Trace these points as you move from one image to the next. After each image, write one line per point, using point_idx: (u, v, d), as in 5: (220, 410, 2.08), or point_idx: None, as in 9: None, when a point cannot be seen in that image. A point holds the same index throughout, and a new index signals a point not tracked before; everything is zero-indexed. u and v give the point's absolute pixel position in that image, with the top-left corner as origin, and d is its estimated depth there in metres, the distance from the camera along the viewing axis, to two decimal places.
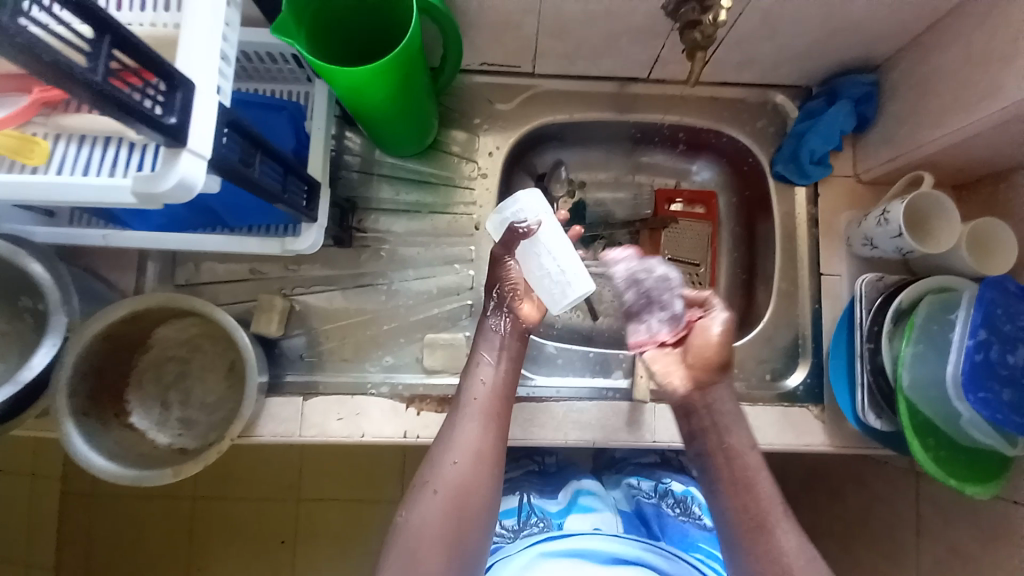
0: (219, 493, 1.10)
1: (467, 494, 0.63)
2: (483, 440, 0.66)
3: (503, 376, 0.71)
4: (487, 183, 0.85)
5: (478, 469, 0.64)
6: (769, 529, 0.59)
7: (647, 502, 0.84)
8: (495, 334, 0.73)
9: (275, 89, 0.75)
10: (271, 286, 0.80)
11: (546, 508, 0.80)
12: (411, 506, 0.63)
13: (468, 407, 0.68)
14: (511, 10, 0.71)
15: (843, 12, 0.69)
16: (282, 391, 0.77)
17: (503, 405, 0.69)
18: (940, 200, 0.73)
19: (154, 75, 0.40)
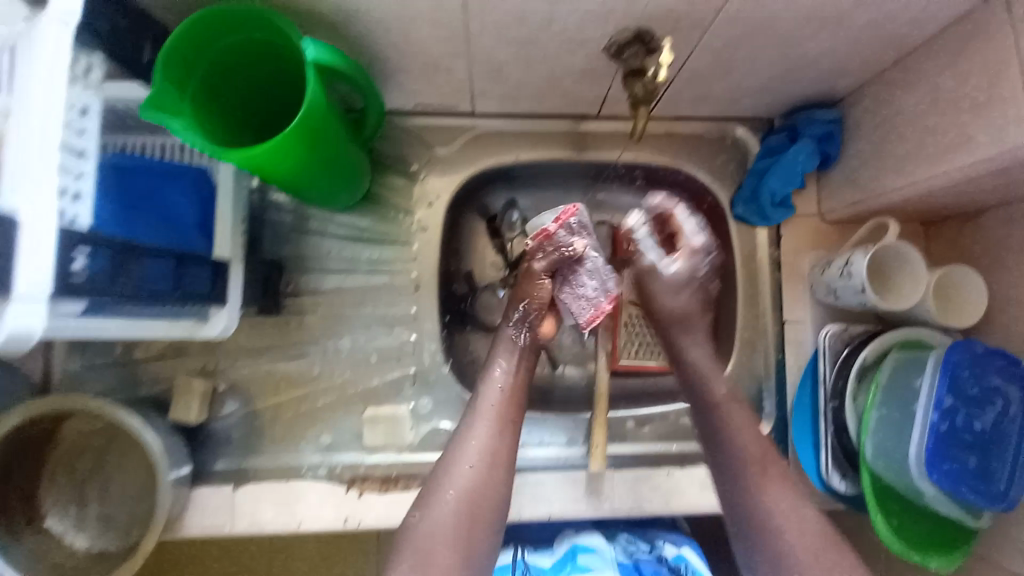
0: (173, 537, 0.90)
1: (482, 498, 0.59)
2: (495, 443, 0.61)
3: (520, 382, 0.66)
4: (427, 237, 0.78)
5: (491, 473, 0.60)
6: (767, 482, 0.61)
7: (647, 559, 0.77)
8: (511, 336, 0.68)
9: None
10: (191, 365, 0.72)
11: (540, 565, 0.76)
12: (425, 507, 0.58)
13: (481, 403, 0.64)
14: (434, 54, 0.62)
15: (802, 51, 0.62)
16: (211, 480, 0.71)
17: (516, 410, 0.64)
18: (903, 251, 0.69)
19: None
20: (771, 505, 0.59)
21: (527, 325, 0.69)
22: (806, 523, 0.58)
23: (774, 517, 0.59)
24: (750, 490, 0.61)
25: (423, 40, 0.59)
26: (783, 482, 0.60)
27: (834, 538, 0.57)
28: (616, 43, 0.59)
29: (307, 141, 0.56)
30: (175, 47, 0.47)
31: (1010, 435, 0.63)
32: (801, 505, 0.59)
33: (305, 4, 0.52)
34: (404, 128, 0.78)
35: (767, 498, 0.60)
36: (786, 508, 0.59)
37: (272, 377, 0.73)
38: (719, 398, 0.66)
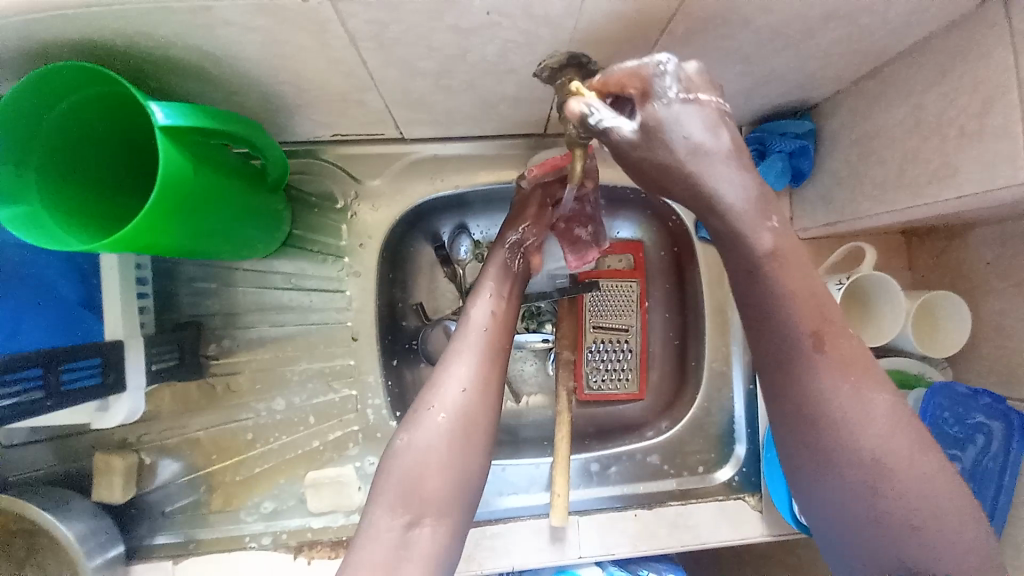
0: None
1: (473, 426, 0.51)
2: (487, 367, 0.54)
3: (507, 305, 0.59)
4: (363, 282, 0.71)
5: (483, 398, 0.53)
6: (824, 357, 0.42)
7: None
8: (503, 260, 0.61)
9: None
10: (115, 438, 0.67)
11: None
12: (411, 429, 0.50)
13: (471, 320, 0.56)
14: (338, 89, 0.53)
15: (764, 66, 0.53)
16: (149, 556, 0.66)
17: (507, 338, 0.57)
18: (883, 281, 0.62)
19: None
20: (826, 378, 0.42)
21: (522, 252, 0.62)
22: (887, 434, 0.41)
23: (832, 385, 0.42)
24: (805, 378, 0.43)
25: (318, 77, 0.50)
26: (860, 408, 0.42)
27: (926, 459, 0.41)
28: (548, 67, 0.50)
29: (188, 205, 0.48)
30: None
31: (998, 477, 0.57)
32: (873, 411, 0.42)
33: (162, 54, 0.43)
34: (327, 161, 0.69)
35: (826, 354, 0.43)
36: (887, 445, 0.41)
37: (210, 442, 0.69)
38: (760, 256, 0.43)
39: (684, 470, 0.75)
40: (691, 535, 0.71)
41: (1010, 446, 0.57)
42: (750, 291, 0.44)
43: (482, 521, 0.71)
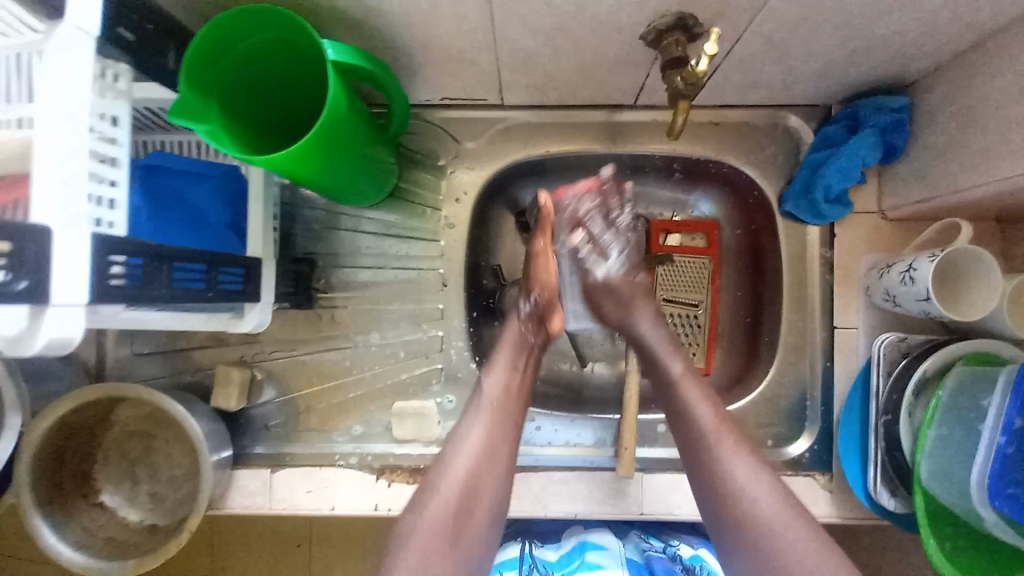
0: (233, 547, 0.99)
1: (479, 502, 0.56)
2: (493, 441, 0.60)
3: (516, 379, 0.65)
4: (455, 234, 0.78)
5: (489, 472, 0.58)
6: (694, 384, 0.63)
7: (659, 558, 0.75)
8: (518, 335, 0.69)
9: (185, 141, 0.64)
10: (233, 354, 0.76)
11: (546, 560, 0.75)
12: (419, 510, 0.55)
13: (479, 401, 0.62)
14: (462, 48, 0.60)
15: (866, 33, 0.55)
16: (250, 463, 0.75)
17: (518, 409, 0.64)
18: (980, 256, 0.61)
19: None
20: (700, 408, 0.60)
21: (536, 323, 0.70)
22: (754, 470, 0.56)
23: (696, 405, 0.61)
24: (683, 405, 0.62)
25: (446, 34, 0.57)
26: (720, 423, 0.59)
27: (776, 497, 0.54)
28: (655, 30, 0.55)
29: (326, 150, 0.55)
30: (196, 52, 0.47)
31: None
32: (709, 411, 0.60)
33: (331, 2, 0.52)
34: (432, 122, 0.77)
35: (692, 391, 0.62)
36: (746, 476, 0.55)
37: (310, 367, 0.77)
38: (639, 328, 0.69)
39: (755, 442, 0.75)
40: None
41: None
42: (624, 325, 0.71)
43: (547, 467, 0.75)
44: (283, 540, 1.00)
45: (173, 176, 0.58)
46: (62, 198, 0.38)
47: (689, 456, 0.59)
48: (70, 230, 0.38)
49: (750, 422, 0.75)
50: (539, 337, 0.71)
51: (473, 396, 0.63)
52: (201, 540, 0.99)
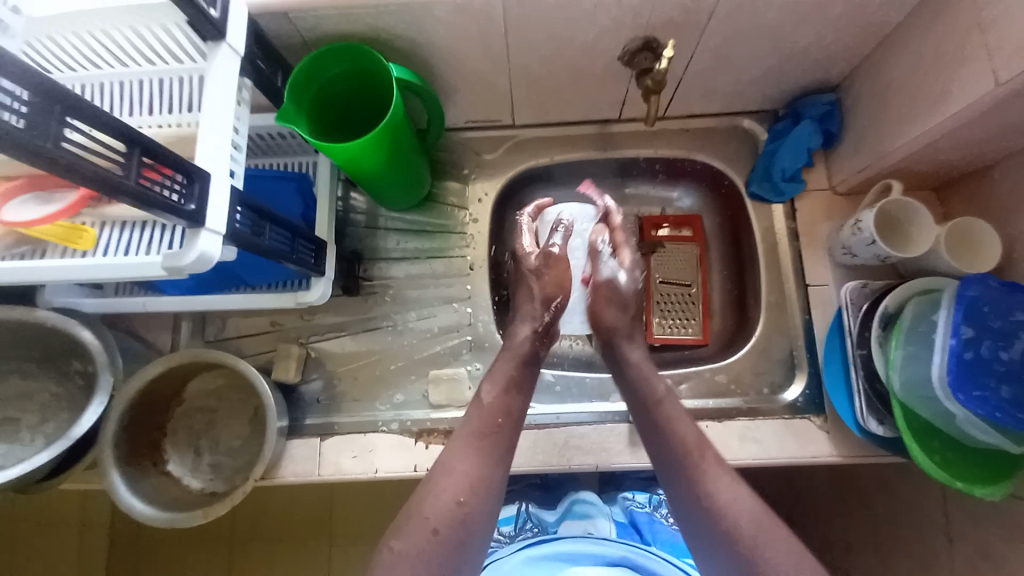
0: (273, 522, 1.19)
1: (469, 525, 0.57)
2: (480, 468, 0.61)
3: (502, 396, 0.68)
4: (479, 228, 0.93)
5: (477, 498, 0.59)
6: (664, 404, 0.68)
7: (641, 511, 0.86)
8: (529, 344, 0.75)
9: (281, 161, 0.83)
10: (289, 336, 0.87)
11: (543, 516, 0.86)
12: (400, 539, 0.56)
13: (461, 431, 0.65)
14: (485, 74, 0.79)
15: (789, 42, 0.74)
16: (302, 433, 0.83)
17: (507, 427, 0.65)
18: (912, 206, 0.76)
19: (172, 170, 0.47)
20: (676, 421, 0.66)
21: (544, 330, 0.77)
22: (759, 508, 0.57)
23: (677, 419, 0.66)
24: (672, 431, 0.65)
25: (475, 60, 0.76)
26: (694, 433, 0.64)
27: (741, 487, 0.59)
28: (628, 52, 0.75)
29: (384, 149, 0.71)
30: (299, 75, 0.65)
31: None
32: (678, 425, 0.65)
33: (391, 38, 0.71)
34: (457, 141, 0.95)
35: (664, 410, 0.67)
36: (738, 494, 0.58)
37: (356, 346, 0.87)
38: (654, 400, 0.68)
39: (752, 390, 0.84)
40: (758, 446, 0.78)
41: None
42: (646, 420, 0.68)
43: (569, 423, 0.82)
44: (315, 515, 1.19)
45: (263, 182, 0.74)
46: (217, 157, 0.53)
47: (644, 422, 0.68)
48: (217, 178, 0.52)
49: (747, 375, 0.85)
50: (542, 340, 0.77)
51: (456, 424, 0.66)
52: (251, 514, 1.19)
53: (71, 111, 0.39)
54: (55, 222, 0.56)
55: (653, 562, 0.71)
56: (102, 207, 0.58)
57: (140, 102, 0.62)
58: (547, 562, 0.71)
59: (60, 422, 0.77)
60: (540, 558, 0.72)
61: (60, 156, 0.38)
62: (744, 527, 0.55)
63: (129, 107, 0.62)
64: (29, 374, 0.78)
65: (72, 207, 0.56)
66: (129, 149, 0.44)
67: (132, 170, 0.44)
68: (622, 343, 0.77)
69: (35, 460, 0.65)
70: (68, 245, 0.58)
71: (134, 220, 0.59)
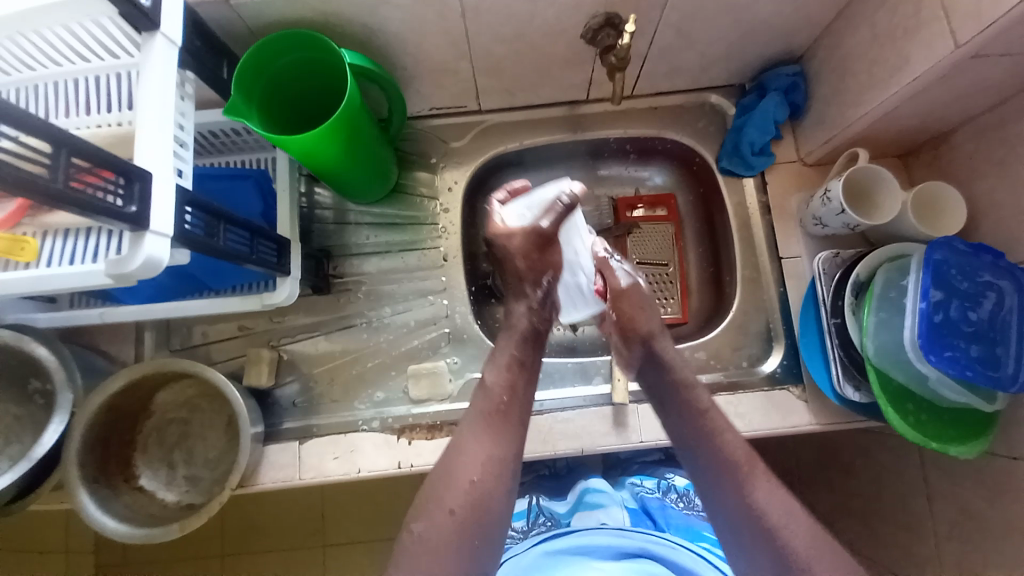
0: (265, 529, 1.17)
1: (484, 511, 0.57)
2: (494, 448, 0.60)
3: (520, 375, 0.65)
4: (451, 217, 0.91)
5: (492, 481, 0.58)
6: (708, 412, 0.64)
7: (651, 497, 0.88)
8: (523, 322, 0.68)
9: (239, 159, 0.80)
10: (260, 339, 0.85)
11: (555, 509, 0.89)
12: (422, 519, 0.56)
13: (470, 415, 0.62)
14: (444, 58, 0.77)
15: (750, 13, 0.73)
16: (280, 438, 0.81)
17: (517, 406, 0.63)
18: (879, 173, 0.77)
19: (113, 173, 0.45)
20: (720, 425, 0.63)
21: (540, 306, 0.69)
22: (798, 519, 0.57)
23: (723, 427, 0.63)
24: (715, 429, 0.63)
25: (433, 46, 0.74)
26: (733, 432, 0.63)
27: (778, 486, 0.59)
28: (590, 28, 0.73)
29: (341, 140, 0.68)
30: (245, 67, 0.62)
31: (1011, 325, 0.65)
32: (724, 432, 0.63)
33: (342, 24, 0.68)
34: (423, 129, 0.92)
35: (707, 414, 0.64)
36: (773, 499, 0.58)
37: (331, 347, 0.85)
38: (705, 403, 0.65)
39: (731, 365, 0.85)
40: (739, 419, 0.79)
41: (1020, 298, 0.65)
42: (697, 419, 0.64)
43: (552, 409, 0.82)
44: (307, 518, 1.18)
45: (217, 182, 0.71)
46: (158, 156, 0.50)
47: (693, 430, 0.64)
48: (163, 179, 0.50)
49: (726, 351, 0.86)
50: (540, 317, 0.69)
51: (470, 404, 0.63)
52: (242, 525, 1.17)
53: None
54: None
55: (674, 551, 0.71)
56: (43, 215, 0.55)
57: (77, 103, 0.58)
58: (565, 554, 0.72)
59: (24, 443, 0.74)
60: (556, 552, 0.72)
61: None
62: (783, 530, 0.56)
63: (64, 109, 0.58)
64: None
65: (13, 217, 0.53)
66: (56, 150, 0.41)
67: (62, 172, 0.41)
68: (661, 341, 0.72)
69: None
70: (12, 257, 0.54)
71: (76, 228, 0.56)
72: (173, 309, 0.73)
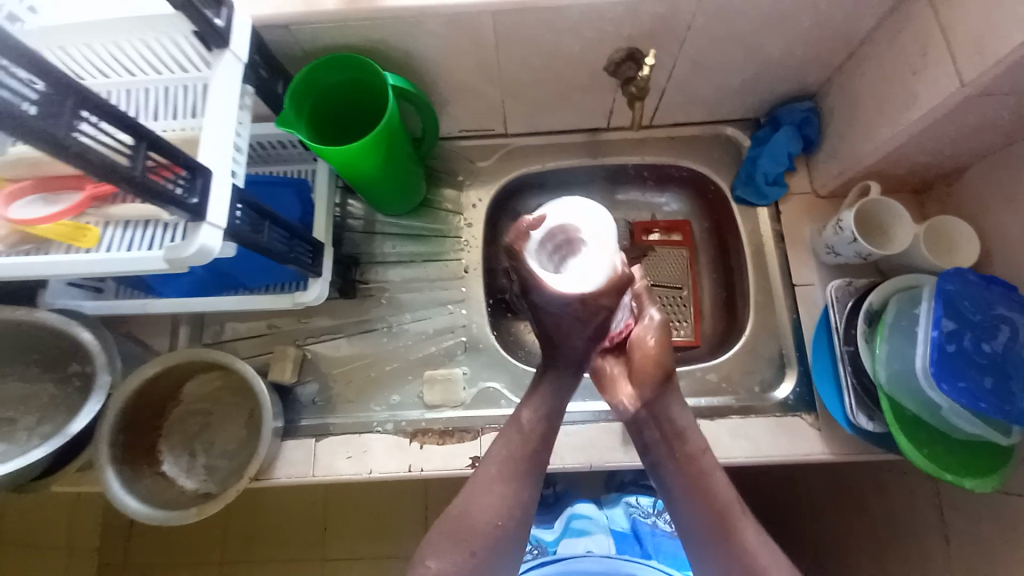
0: (268, 535, 1.18)
1: (497, 555, 0.57)
2: (512, 493, 0.60)
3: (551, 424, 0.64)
4: (473, 232, 0.96)
5: (513, 525, 0.59)
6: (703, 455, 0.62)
7: (644, 521, 0.90)
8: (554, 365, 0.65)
9: (282, 169, 0.86)
10: (286, 338, 0.89)
11: (542, 537, 0.90)
12: (439, 557, 0.57)
13: (492, 457, 0.62)
14: (476, 84, 0.83)
15: (764, 52, 0.78)
16: (297, 435, 0.83)
17: (540, 454, 0.62)
18: (890, 205, 0.79)
19: (182, 169, 0.50)
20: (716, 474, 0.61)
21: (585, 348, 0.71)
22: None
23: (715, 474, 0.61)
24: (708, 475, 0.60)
25: (467, 72, 0.80)
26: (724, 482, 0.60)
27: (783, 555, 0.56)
28: (613, 61, 0.79)
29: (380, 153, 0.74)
30: (298, 85, 0.69)
31: None
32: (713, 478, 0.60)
33: (387, 50, 0.75)
34: (452, 149, 0.98)
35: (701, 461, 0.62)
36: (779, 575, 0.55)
37: (351, 350, 0.89)
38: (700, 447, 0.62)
39: (742, 388, 0.85)
40: (750, 443, 0.79)
41: None
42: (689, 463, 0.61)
43: (562, 422, 0.83)
44: (310, 526, 1.18)
45: (262, 187, 0.77)
46: (218, 156, 0.55)
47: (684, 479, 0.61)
48: (220, 177, 0.55)
49: (738, 374, 0.87)
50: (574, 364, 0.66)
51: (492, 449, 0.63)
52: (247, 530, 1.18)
53: (86, 105, 0.42)
54: (59, 221, 0.57)
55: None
56: (107, 207, 0.60)
57: (147, 110, 0.65)
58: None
59: (56, 423, 0.78)
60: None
61: (67, 142, 0.41)
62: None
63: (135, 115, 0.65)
64: (29, 376, 0.79)
65: (79, 206, 0.58)
66: (137, 144, 0.47)
67: (140, 162, 0.47)
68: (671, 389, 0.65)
69: (29, 456, 0.66)
70: (73, 242, 0.59)
71: (136, 219, 0.61)
72: (207, 303, 0.80)
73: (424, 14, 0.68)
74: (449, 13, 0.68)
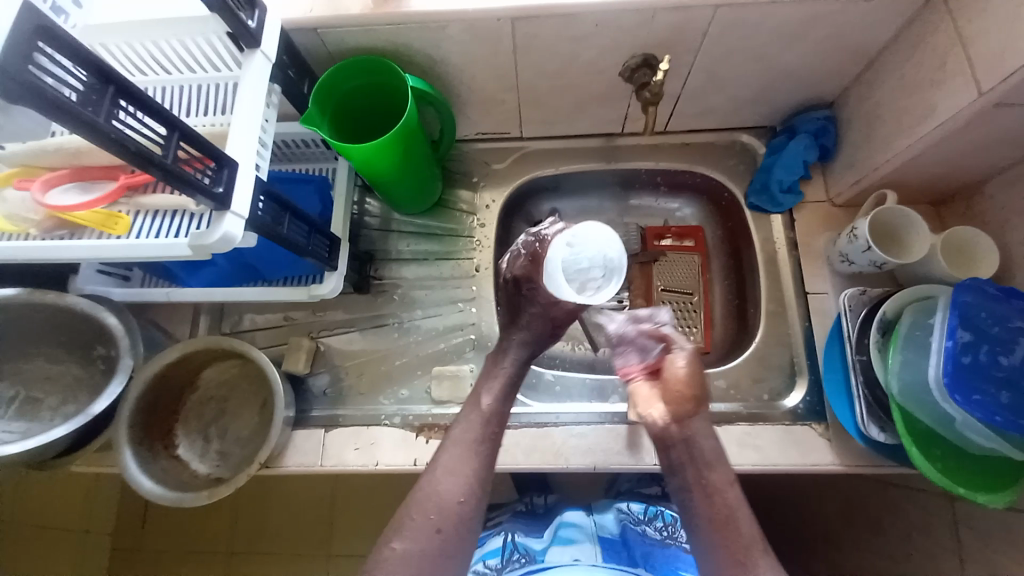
0: (275, 524, 1.20)
1: (463, 531, 0.56)
2: (474, 472, 0.59)
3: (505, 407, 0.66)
4: (486, 232, 0.97)
5: (476, 503, 0.58)
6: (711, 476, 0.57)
7: (635, 530, 0.88)
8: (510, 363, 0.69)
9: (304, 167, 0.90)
10: (301, 330, 0.91)
11: (530, 545, 0.87)
12: (405, 536, 0.55)
13: (456, 437, 0.62)
14: (493, 89, 0.85)
15: (781, 61, 0.78)
16: (308, 424, 0.85)
17: (495, 434, 0.63)
18: (908, 215, 0.78)
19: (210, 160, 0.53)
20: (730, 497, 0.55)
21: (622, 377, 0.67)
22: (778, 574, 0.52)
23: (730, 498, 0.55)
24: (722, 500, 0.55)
25: (484, 77, 0.82)
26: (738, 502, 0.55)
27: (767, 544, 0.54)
28: (628, 67, 0.80)
29: (399, 151, 0.76)
30: (323, 85, 0.72)
31: None
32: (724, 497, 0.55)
33: (409, 54, 0.78)
34: (468, 152, 1.00)
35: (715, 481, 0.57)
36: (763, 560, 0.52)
37: (363, 344, 0.90)
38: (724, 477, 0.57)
39: (751, 396, 0.85)
40: (757, 451, 0.78)
41: None
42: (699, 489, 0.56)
43: (567, 423, 0.83)
44: (316, 518, 1.20)
45: (286, 184, 0.81)
46: (244, 150, 0.58)
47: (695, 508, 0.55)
48: (245, 170, 0.58)
49: (747, 381, 0.86)
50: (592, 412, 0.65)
51: (452, 429, 0.63)
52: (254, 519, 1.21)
53: (125, 96, 0.45)
54: (92, 209, 0.61)
55: None
56: (140, 196, 0.64)
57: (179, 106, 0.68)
58: None
59: (80, 403, 0.82)
60: None
61: (107, 128, 0.43)
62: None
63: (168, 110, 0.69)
64: (57, 357, 0.83)
65: (112, 195, 0.62)
66: (170, 134, 0.49)
67: (172, 152, 0.49)
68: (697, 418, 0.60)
69: (51, 434, 0.68)
70: (106, 229, 0.62)
71: (164, 208, 0.64)
72: (229, 293, 0.82)
73: (446, 20, 0.70)
74: (469, 19, 0.70)
